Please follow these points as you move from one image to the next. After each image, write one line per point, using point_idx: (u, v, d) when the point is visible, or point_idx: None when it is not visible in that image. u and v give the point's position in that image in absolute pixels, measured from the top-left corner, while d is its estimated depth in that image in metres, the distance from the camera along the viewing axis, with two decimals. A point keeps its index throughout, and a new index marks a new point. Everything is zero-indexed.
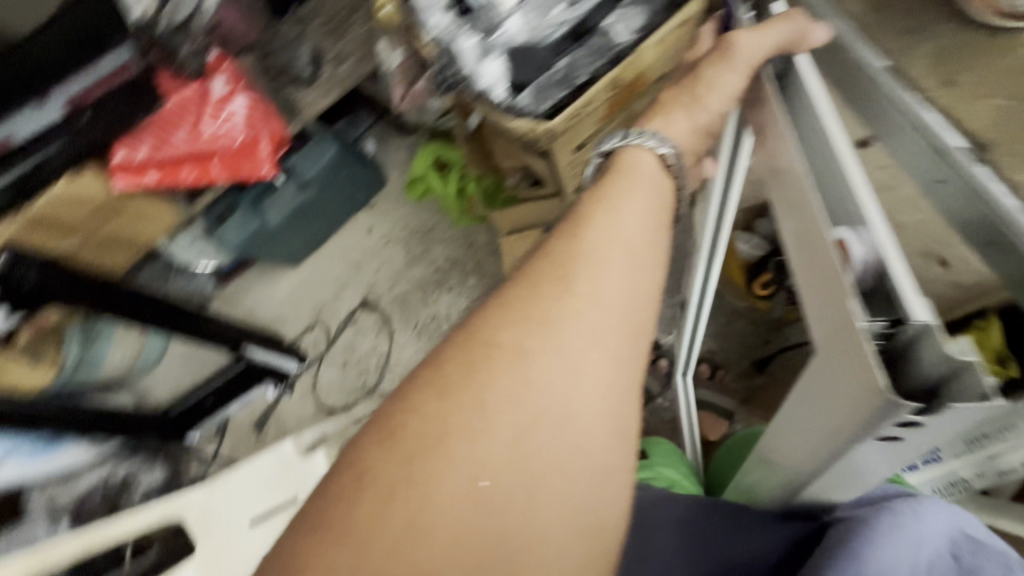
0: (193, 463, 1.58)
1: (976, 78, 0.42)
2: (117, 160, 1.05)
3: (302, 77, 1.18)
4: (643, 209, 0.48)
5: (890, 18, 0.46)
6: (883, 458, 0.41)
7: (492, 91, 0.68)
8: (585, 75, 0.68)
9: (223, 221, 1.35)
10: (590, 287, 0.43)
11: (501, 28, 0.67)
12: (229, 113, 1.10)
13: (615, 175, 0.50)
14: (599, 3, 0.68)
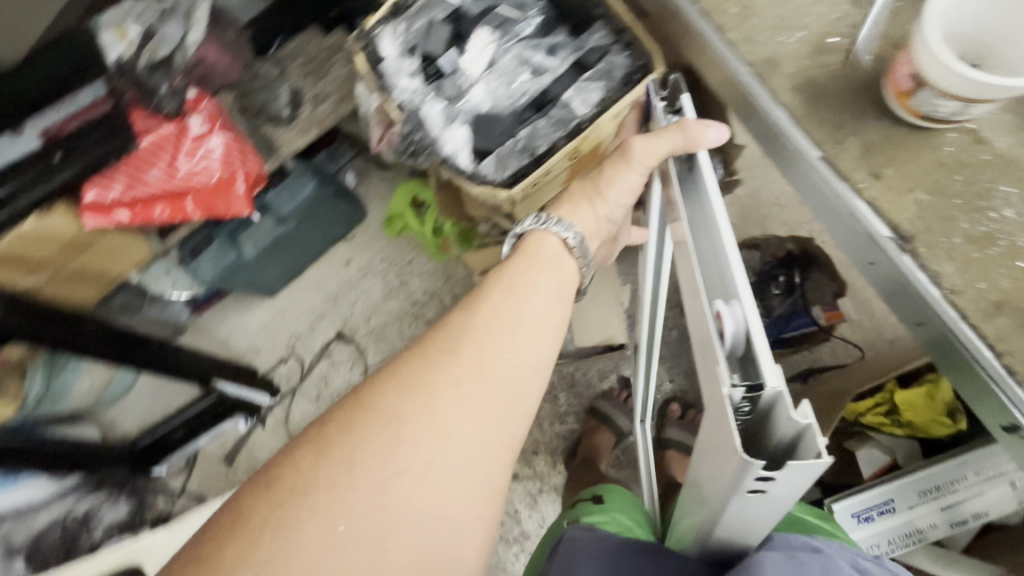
0: (159, 497, 1.54)
1: (899, 173, 0.49)
2: (88, 199, 1.03)
3: (280, 116, 1.20)
4: (542, 292, 0.56)
5: (825, 112, 0.52)
6: (767, 508, 0.46)
7: (456, 157, 0.71)
8: (545, 145, 0.71)
9: (197, 254, 1.34)
10: (472, 364, 0.51)
11: (466, 96, 0.73)
12: (205, 152, 1.10)
13: (521, 255, 0.58)
14: (559, 77, 0.73)
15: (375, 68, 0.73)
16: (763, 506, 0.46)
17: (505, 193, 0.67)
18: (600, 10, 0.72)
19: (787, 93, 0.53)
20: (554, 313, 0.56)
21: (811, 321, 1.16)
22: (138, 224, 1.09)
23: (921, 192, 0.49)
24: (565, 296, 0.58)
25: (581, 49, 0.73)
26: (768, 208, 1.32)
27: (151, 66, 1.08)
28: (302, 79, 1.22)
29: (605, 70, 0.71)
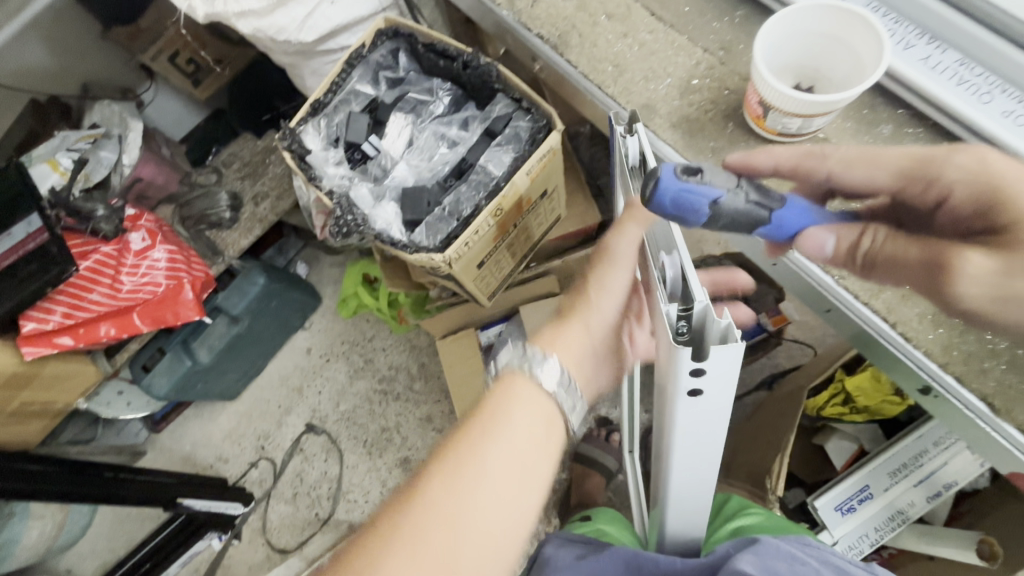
0: None
1: (775, 181, 0.58)
2: (26, 331, 1.00)
3: (222, 219, 1.22)
4: (529, 431, 0.51)
5: (698, 140, 0.60)
6: (709, 412, 0.51)
7: (388, 230, 0.75)
8: (469, 207, 0.75)
9: (149, 369, 1.30)
10: (467, 510, 0.47)
11: (390, 175, 0.79)
12: (149, 265, 1.10)
13: (501, 390, 0.52)
14: (474, 145, 0.78)
15: (302, 161, 0.78)
16: (704, 412, 0.51)
17: (439, 256, 0.71)
18: (499, 83, 0.79)
19: (667, 130, 0.61)
20: (544, 454, 0.52)
21: (760, 328, 1.22)
22: (82, 346, 1.07)
23: (797, 195, 0.57)
24: (554, 428, 0.53)
25: (488, 118, 0.80)
26: (701, 232, 1.41)
27: (86, 191, 1.11)
28: (240, 182, 1.26)
29: (512, 134, 0.77)
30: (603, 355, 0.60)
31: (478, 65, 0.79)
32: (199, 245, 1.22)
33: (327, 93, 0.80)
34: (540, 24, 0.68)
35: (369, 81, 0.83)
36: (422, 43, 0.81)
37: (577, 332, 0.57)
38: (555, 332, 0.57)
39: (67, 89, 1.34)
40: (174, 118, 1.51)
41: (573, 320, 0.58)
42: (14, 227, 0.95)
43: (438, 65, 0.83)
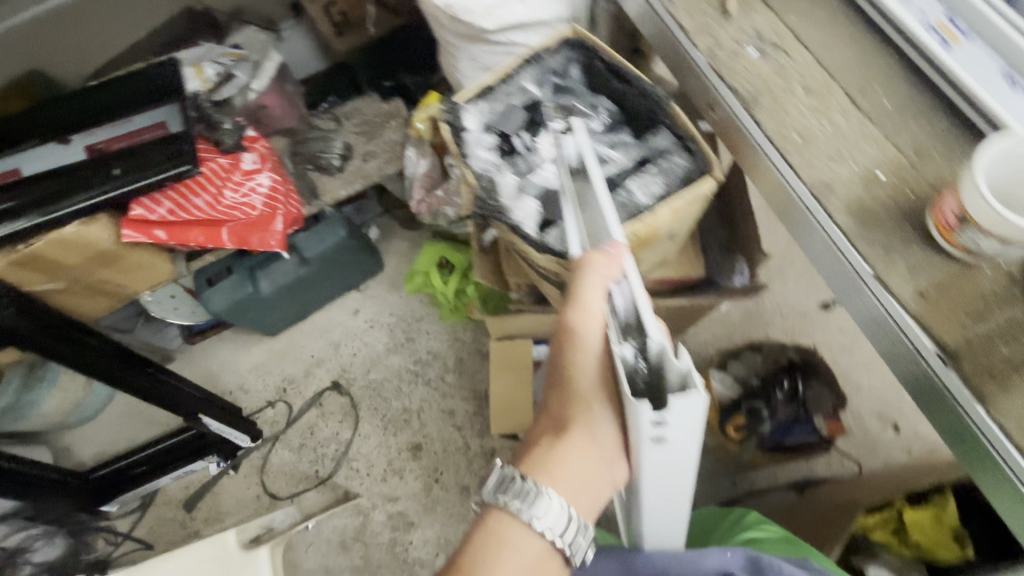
0: (102, 537, 1.45)
1: (941, 296, 0.57)
2: (133, 215, 1.04)
3: (331, 166, 1.26)
4: (525, 556, 0.57)
5: (873, 233, 0.60)
6: (669, 454, 0.55)
7: (524, 225, 0.77)
8: (606, 226, 0.77)
9: (212, 284, 1.32)
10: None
11: (537, 172, 0.81)
12: (252, 186, 1.13)
13: (490, 528, 0.58)
14: (624, 168, 0.80)
15: (456, 136, 0.82)
16: (668, 454, 0.55)
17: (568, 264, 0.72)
18: (665, 117, 0.81)
19: (844, 213, 0.61)
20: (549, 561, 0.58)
21: (813, 430, 1.19)
22: (171, 244, 1.10)
23: (965, 317, 0.57)
24: (552, 557, 0.58)
25: (642, 146, 0.82)
26: (770, 315, 1.43)
27: (215, 102, 1.16)
28: (356, 136, 1.30)
29: (664, 168, 0.78)
30: (615, 458, 0.62)
31: (651, 95, 0.81)
32: (301, 184, 1.25)
33: (497, 82, 0.84)
34: (737, 79, 0.70)
35: (535, 81, 0.86)
36: (602, 60, 0.84)
37: (580, 445, 0.61)
38: (557, 449, 0.62)
39: (223, 6, 1.46)
40: (303, 59, 1.57)
41: (575, 429, 0.62)
42: (135, 115, 1.15)
43: (609, 85, 0.85)
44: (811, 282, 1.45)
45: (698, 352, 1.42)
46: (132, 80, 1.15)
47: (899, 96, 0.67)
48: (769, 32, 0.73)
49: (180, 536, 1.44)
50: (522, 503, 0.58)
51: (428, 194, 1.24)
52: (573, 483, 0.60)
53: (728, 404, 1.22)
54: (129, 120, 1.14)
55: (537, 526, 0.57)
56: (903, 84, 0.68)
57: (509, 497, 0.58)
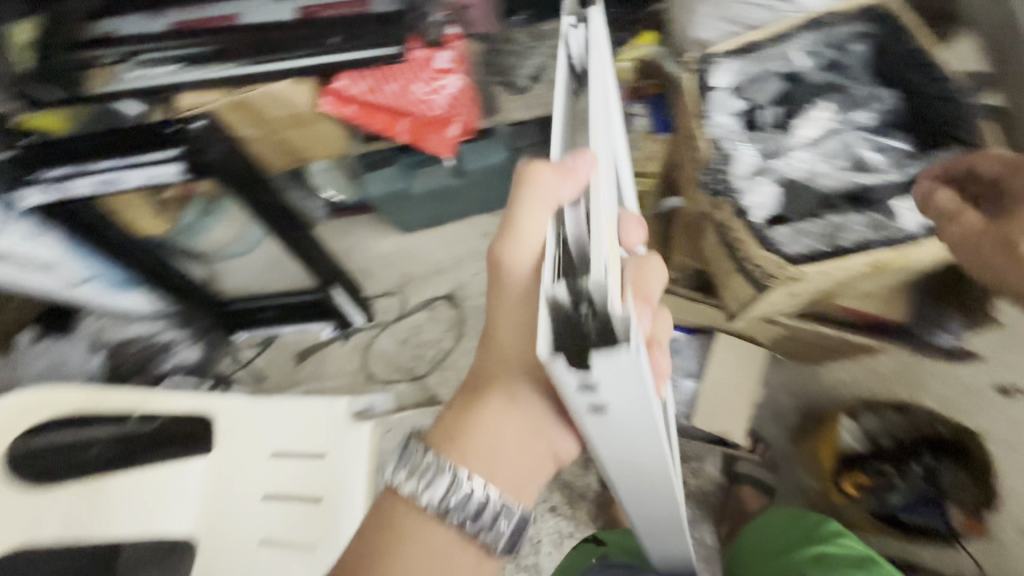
0: (226, 358, 1.66)
1: None
2: (334, 86, 1.08)
3: (517, 85, 1.22)
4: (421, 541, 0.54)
5: None
6: (628, 435, 0.41)
7: (755, 210, 0.85)
8: (850, 237, 0.80)
9: (372, 169, 1.37)
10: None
11: (786, 157, 0.89)
12: (441, 87, 1.14)
13: (382, 509, 0.56)
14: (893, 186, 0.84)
15: (709, 96, 0.92)
16: (622, 431, 0.41)
17: (794, 265, 0.78)
18: (965, 121, 0.84)
19: None
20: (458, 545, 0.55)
21: (941, 518, 1.08)
22: (355, 124, 1.13)
23: None
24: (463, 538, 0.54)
25: (918, 159, 0.87)
26: (930, 378, 1.25)
27: None
28: (549, 59, 1.23)
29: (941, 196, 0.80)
30: (553, 425, 0.57)
31: (952, 99, 0.85)
32: (483, 95, 1.23)
33: (768, 42, 0.94)
34: None
35: (811, 50, 0.94)
36: (909, 52, 0.90)
37: (501, 418, 0.57)
38: (472, 410, 0.57)
39: None
40: None
41: (492, 397, 0.57)
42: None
43: (901, 75, 0.92)
44: (996, 360, 1.24)
45: (828, 389, 1.30)
46: None
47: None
48: None
49: (286, 380, 1.61)
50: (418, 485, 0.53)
51: None
52: (489, 459, 0.55)
53: (852, 455, 1.14)
54: None
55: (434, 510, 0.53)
56: None
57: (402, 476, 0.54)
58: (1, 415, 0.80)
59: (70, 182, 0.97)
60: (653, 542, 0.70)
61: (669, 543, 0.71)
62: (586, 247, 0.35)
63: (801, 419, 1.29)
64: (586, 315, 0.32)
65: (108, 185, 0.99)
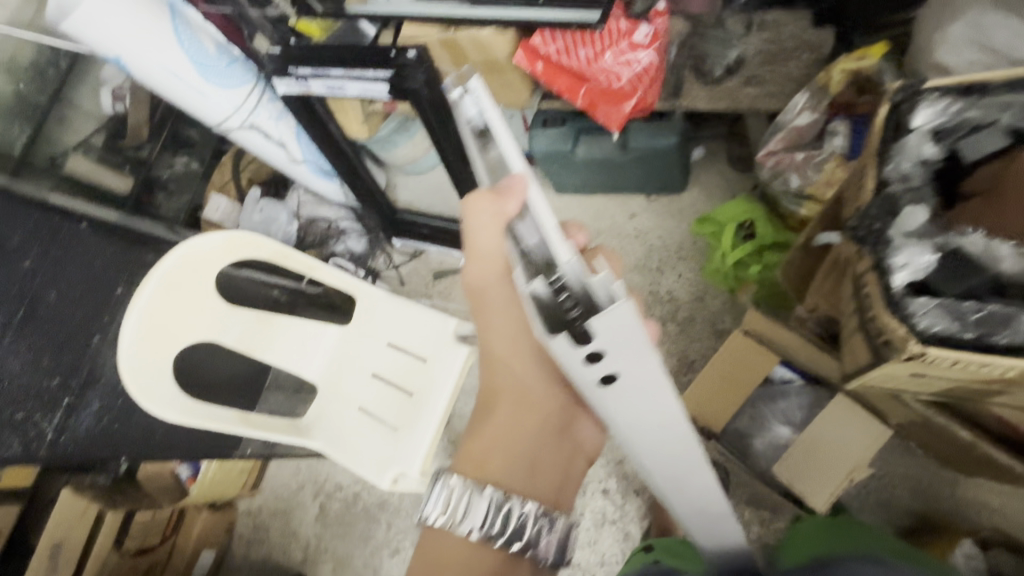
0: (380, 257, 1.91)
1: None
2: (529, 42, 1.14)
3: (709, 74, 1.16)
4: (456, 552, 0.72)
5: None
6: (636, 392, 0.57)
7: (901, 273, 0.71)
8: (1004, 339, 0.67)
9: (543, 126, 1.43)
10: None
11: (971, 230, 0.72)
12: (631, 59, 1.13)
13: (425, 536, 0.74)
14: None
15: (890, 140, 0.79)
16: (637, 393, 0.57)
17: (917, 346, 0.67)
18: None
19: None
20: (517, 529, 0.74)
21: None
22: (540, 80, 1.19)
23: None
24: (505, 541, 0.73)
25: None
26: None
27: None
28: (755, 51, 1.15)
29: None
30: (563, 400, 0.85)
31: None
32: (670, 77, 1.20)
33: (1000, 85, 0.75)
34: None
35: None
36: None
37: (522, 412, 0.84)
38: (497, 418, 0.84)
39: None
40: None
41: (510, 406, 0.84)
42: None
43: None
44: None
45: (961, 505, 1.10)
46: None
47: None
48: None
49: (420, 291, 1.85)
50: (450, 519, 0.71)
51: (785, 151, 1.08)
52: (517, 450, 0.81)
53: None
54: None
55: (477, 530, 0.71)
56: None
57: (434, 518, 0.72)
58: (221, 244, 1.03)
59: (310, 81, 1.26)
60: (701, 528, 0.84)
61: (719, 529, 0.83)
62: (545, 250, 0.52)
63: (912, 523, 1.12)
64: (568, 300, 0.49)
65: (335, 89, 1.26)
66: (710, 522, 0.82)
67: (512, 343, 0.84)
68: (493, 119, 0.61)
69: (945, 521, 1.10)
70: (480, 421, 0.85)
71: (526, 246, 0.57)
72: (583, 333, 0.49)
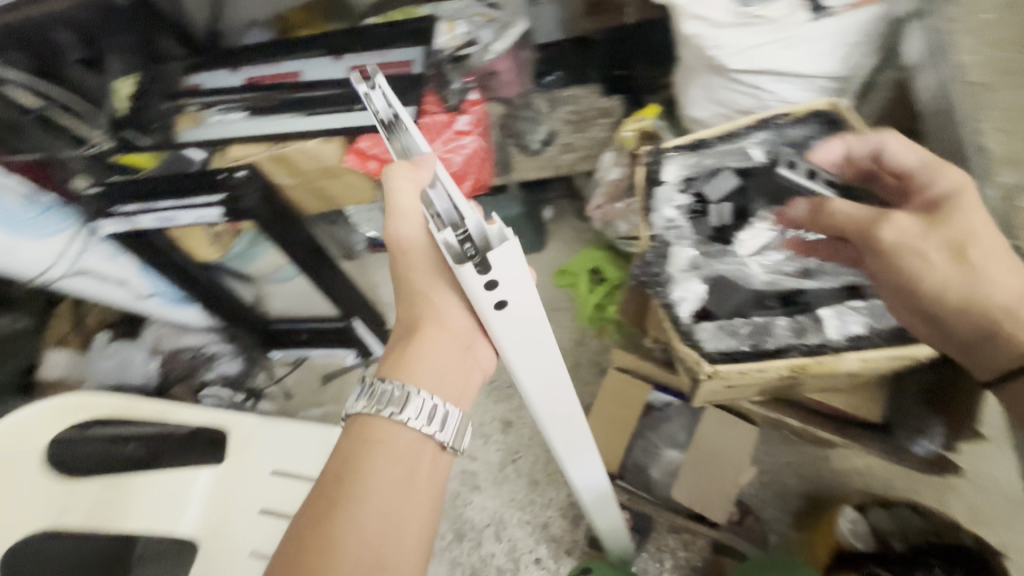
0: (261, 374, 1.81)
1: None
2: (358, 146, 1.19)
3: (530, 147, 1.30)
4: (411, 445, 0.62)
5: None
6: (522, 331, 0.59)
7: (686, 304, 0.83)
8: (773, 343, 0.80)
9: (397, 214, 1.47)
10: (347, 555, 0.55)
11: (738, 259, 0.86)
12: (458, 146, 1.22)
13: (358, 432, 0.63)
14: (826, 294, 0.82)
15: (650, 192, 0.91)
16: (523, 326, 0.59)
17: (708, 368, 0.78)
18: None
19: None
20: (429, 472, 0.63)
21: None
22: (377, 177, 1.24)
23: None
24: (426, 443, 0.64)
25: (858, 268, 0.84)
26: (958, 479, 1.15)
27: (454, 58, 1.26)
28: (564, 123, 1.31)
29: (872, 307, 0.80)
30: (469, 339, 0.72)
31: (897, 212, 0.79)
32: (499, 155, 1.32)
33: (716, 138, 0.92)
34: None
35: (763, 147, 0.91)
36: None
37: (430, 340, 0.70)
38: (413, 348, 0.69)
39: None
40: None
41: (426, 327, 0.70)
42: (392, 51, 1.36)
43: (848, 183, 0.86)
44: None
45: (840, 476, 1.21)
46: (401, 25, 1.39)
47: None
48: None
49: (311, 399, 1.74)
50: (388, 404, 0.62)
51: (609, 203, 1.21)
52: (427, 365, 0.68)
53: (847, 552, 1.04)
54: (386, 53, 1.36)
55: (416, 426, 0.62)
56: None
57: (389, 403, 0.62)
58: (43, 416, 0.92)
59: (138, 217, 1.16)
60: (579, 473, 0.86)
61: (592, 471, 0.87)
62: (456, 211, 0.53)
63: (805, 505, 1.20)
64: (471, 248, 0.51)
65: (166, 222, 1.17)
66: (583, 468, 0.85)
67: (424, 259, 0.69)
68: (398, 108, 0.59)
69: (831, 495, 1.20)
70: (397, 349, 0.71)
71: (432, 214, 0.55)
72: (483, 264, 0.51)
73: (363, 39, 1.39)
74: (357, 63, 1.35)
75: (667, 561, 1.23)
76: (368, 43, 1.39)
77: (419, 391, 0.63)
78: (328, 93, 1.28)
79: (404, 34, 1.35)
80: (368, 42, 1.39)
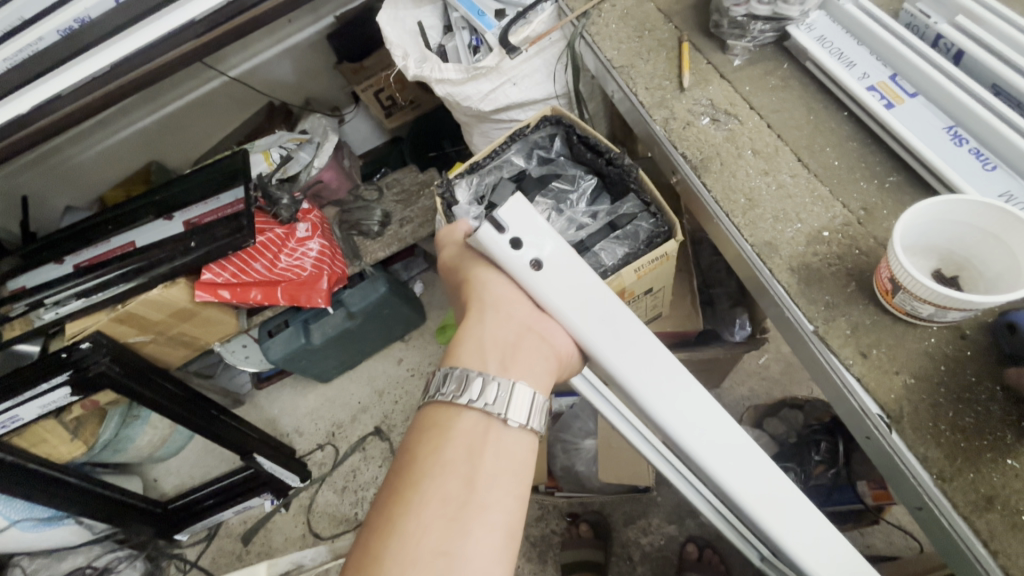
0: (173, 565, 1.61)
1: (883, 356, 0.62)
2: (202, 279, 1.20)
3: (371, 231, 1.46)
4: (478, 429, 0.53)
5: (815, 291, 0.66)
6: (574, 291, 0.54)
7: None
8: None
9: (273, 335, 1.47)
10: (418, 546, 0.47)
11: None
12: (304, 251, 1.33)
13: (430, 420, 0.55)
14: (598, 231, 0.84)
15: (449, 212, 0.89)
16: (566, 285, 0.54)
17: None
18: (635, 184, 0.85)
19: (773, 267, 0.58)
20: (503, 461, 0.52)
21: (855, 499, 1.09)
22: (233, 302, 1.26)
23: (906, 376, 0.61)
24: (492, 423, 0.53)
25: (614, 209, 0.87)
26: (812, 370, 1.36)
27: (280, 180, 1.42)
28: (394, 204, 1.51)
29: (632, 231, 0.83)
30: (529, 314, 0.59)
31: (621, 163, 0.86)
32: (345, 247, 1.45)
33: (486, 158, 0.93)
34: (687, 146, 0.78)
35: (523, 155, 0.94)
36: (579, 135, 0.90)
37: (486, 317, 0.60)
38: (473, 334, 0.59)
39: (296, 99, 1.76)
40: (362, 137, 1.87)
41: (480, 309, 0.60)
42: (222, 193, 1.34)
43: (586, 157, 0.91)
44: None
45: (734, 409, 1.36)
46: (222, 167, 1.42)
47: (678, 18, 0.88)
48: (723, 101, 0.80)
49: (235, 568, 1.56)
50: (453, 391, 0.54)
51: None
52: (494, 344, 0.58)
53: None
54: (217, 197, 1.34)
55: (478, 404, 0.53)
56: (854, 142, 0.74)
57: (452, 385, 0.55)
58: None
59: None
60: (742, 480, 0.50)
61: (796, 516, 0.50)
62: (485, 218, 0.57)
63: None
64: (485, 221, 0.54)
65: (5, 424, 1.05)
66: (729, 462, 0.51)
67: (463, 255, 0.68)
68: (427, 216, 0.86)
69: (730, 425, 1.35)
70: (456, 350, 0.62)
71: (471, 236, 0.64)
72: (499, 221, 0.53)
73: (190, 192, 1.41)
74: (187, 215, 1.33)
75: (635, 555, 1.29)
76: (193, 193, 1.41)
77: (482, 372, 0.55)
78: (161, 249, 1.25)
79: (232, 173, 1.38)
80: (193, 193, 1.41)
